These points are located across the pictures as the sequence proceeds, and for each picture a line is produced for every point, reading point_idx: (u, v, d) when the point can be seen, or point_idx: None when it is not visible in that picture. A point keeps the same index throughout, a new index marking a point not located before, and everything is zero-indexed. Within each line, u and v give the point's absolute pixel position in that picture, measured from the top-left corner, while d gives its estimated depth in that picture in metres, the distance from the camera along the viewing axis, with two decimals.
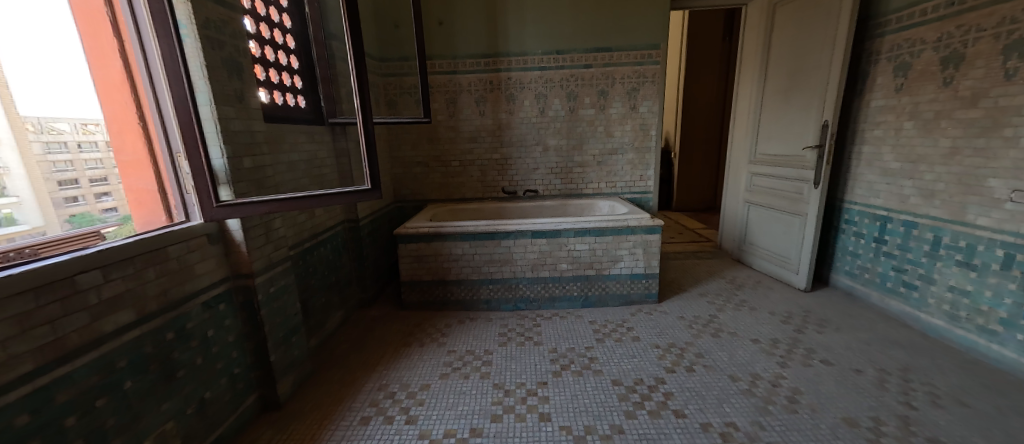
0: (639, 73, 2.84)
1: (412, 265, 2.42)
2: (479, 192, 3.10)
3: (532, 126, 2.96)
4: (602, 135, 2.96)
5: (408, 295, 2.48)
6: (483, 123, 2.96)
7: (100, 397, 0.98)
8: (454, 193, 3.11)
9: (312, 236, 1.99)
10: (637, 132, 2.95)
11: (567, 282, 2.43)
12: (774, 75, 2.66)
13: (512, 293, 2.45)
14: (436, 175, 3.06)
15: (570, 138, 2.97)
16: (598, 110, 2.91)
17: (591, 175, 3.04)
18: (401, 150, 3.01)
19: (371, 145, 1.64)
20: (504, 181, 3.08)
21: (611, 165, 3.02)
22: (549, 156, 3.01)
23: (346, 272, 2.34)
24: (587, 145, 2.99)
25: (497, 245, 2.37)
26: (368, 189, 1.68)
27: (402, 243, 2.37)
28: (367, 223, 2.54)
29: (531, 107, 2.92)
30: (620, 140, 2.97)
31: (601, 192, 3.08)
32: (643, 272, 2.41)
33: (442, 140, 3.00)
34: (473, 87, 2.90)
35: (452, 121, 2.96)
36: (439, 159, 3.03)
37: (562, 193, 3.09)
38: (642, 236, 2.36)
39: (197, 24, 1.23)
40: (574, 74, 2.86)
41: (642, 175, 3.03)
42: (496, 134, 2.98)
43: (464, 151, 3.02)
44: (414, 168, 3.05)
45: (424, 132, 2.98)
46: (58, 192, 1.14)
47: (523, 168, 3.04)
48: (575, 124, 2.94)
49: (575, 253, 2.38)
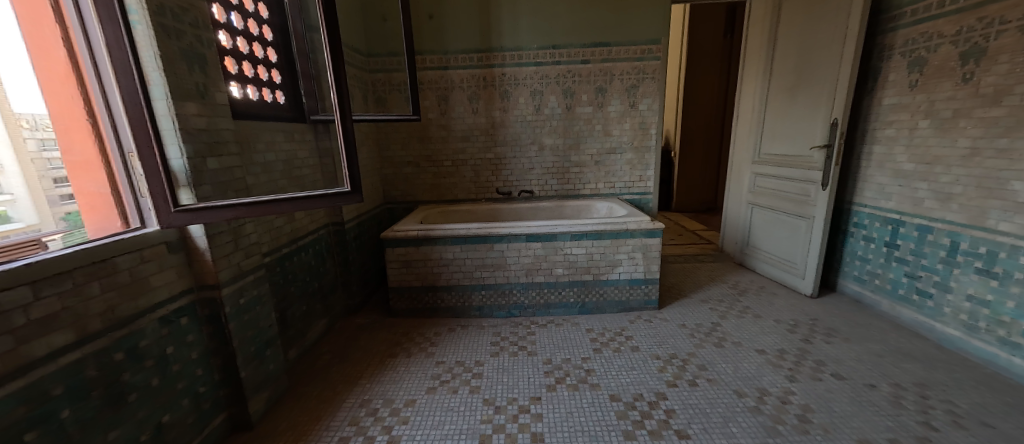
0: (639, 69, 2.73)
1: (400, 269, 2.30)
2: (472, 193, 2.98)
3: (527, 124, 2.84)
4: (599, 134, 2.84)
5: (396, 301, 2.36)
6: (476, 122, 2.84)
7: (28, 431, 0.86)
8: (446, 194, 2.99)
9: (291, 240, 1.87)
10: (636, 131, 2.84)
11: (563, 288, 2.32)
12: (779, 71, 2.55)
13: (505, 300, 2.34)
14: (427, 175, 2.94)
15: (566, 136, 2.86)
16: (596, 107, 2.79)
17: (589, 176, 2.93)
18: (390, 149, 2.89)
19: (351, 145, 1.53)
20: (498, 182, 2.96)
21: (609, 165, 2.90)
22: (545, 156, 2.90)
23: (330, 277, 2.23)
24: (584, 145, 2.87)
25: (489, 249, 2.26)
26: (347, 192, 1.56)
27: (390, 246, 2.25)
28: (353, 226, 2.42)
29: (526, 105, 2.80)
30: (618, 139, 2.85)
31: (599, 192, 2.97)
32: (642, 277, 2.30)
33: (433, 139, 2.88)
34: (465, 83, 2.78)
35: (443, 119, 2.84)
36: (431, 158, 2.91)
37: (558, 194, 2.98)
38: (642, 239, 2.24)
39: (148, 8, 1.11)
40: (571, 70, 2.74)
41: (641, 175, 2.92)
42: (489, 132, 2.86)
43: (456, 150, 2.90)
44: (404, 168, 2.93)
45: (415, 131, 2.86)
46: (54, 190, 1.10)
47: (517, 168, 2.93)
48: (572, 122, 2.83)
49: (571, 257, 2.27)
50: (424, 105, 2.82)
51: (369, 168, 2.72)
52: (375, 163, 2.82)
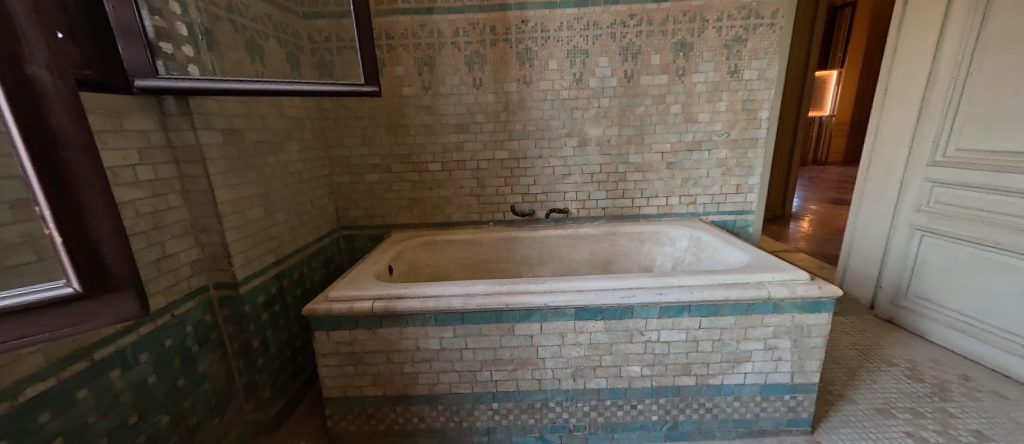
0: (749, 10, 1.64)
1: (343, 369, 1.25)
2: (473, 212, 1.92)
3: (562, 105, 1.77)
4: (677, 118, 1.77)
5: (339, 420, 1.31)
6: (480, 101, 1.77)
7: None
8: (434, 214, 1.93)
9: (62, 359, 0.81)
10: (736, 114, 1.76)
11: (640, 399, 1.28)
12: (1000, 7, 1.46)
13: (534, 418, 1.30)
14: (403, 186, 1.89)
15: (623, 124, 1.79)
16: (674, 76, 1.72)
17: (656, 185, 1.86)
18: (344, 144, 1.82)
19: (76, 146, 0.45)
20: (515, 195, 1.90)
21: (688, 169, 1.83)
22: (589, 155, 1.83)
23: (204, 390, 1.17)
24: (650, 136, 1.80)
25: (506, 333, 1.21)
26: (71, 297, 0.46)
27: (322, 329, 1.20)
28: (269, 280, 1.37)
29: (561, 72, 1.73)
30: (707, 127, 1.78)
31: (672, 212, 1.90)
32: (786, 382, 1.25)
33: (411, 129, 1.81)
34: (462, 36, 1.70)
35: (428, 97, 1.77)
36: (408, 159, 1.85)
37: (607, 214, 1.91)
38: (793, 317, 1.18)
39: None
40: (637, 13, 1.65)
41: (740, 185, 1.85)
42: (501, 118, 1.79)
43: (448, 146, 1.83)
44: (367, 175, 1.87)
45: (382, 116, 1.79)
46: None
47: (544, 173, 1.86)
48: (633, 101, 1.76)
49: (657, 347, 1.22)
50: (396, 73, 1.74)
51: (306, 176, 1.66)
52: (318, 167, 1.75)
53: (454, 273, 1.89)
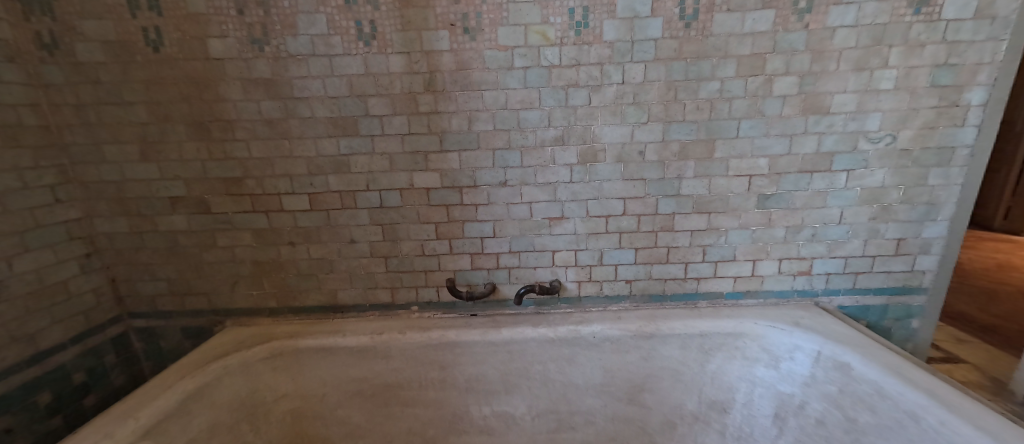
0: None
1: None
2: (379, 287, 1.01)
3: (546, 78, 0.85)
4: (787, 105, 0.84)
5: None
6: (371, 68, 0.84)
7: None
8: (302, 291, 1.01)
9: None
10: (916, 96, 0.82)
11: None
12: None
13: None
14: (237, 240, 0.96)
15: (673, 118, 0.86)
16: (787, 12, 0.79)
17: (734, 239, 0.94)
18: (107, 159, 0.90)
19: None
20: (456, 257, 0.98)
21: (802, 208, 0.91)
22: (600, 177, 0.91)
23: None
24: (727, 143, 0.87)
25: None
26: None
27: None
28: None
29: (542, 6, 0.80)
30: (850, 123, 0.85)
31: (761, 287, 0.98)
32: None
33: (239, 127, 0.88)
34: None
35: (264, 61, 0.84)
36: (240, 188, 0.92)
37: (632, 289, 1.00)
38: None
39: None
40: None
41: (905, 239, 0.92)
42: (419, 105, 0.87)
43: (315, 162, 0.90)
44: (162, 218, 0.95)
45: (174, 101, 0.86)
46: None
47: (513, 215, 0.94)
48: (694, 69, 0.83)
49: None
50: (185, 5, 0.80)
51: None
52: (32, 210, 0.82)
53: (338, 408, 0.97)
